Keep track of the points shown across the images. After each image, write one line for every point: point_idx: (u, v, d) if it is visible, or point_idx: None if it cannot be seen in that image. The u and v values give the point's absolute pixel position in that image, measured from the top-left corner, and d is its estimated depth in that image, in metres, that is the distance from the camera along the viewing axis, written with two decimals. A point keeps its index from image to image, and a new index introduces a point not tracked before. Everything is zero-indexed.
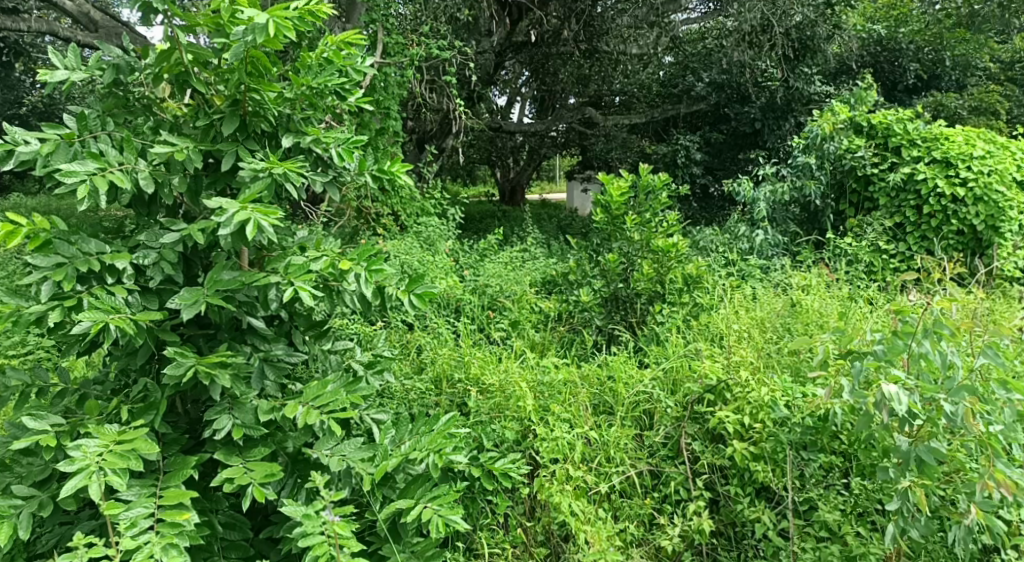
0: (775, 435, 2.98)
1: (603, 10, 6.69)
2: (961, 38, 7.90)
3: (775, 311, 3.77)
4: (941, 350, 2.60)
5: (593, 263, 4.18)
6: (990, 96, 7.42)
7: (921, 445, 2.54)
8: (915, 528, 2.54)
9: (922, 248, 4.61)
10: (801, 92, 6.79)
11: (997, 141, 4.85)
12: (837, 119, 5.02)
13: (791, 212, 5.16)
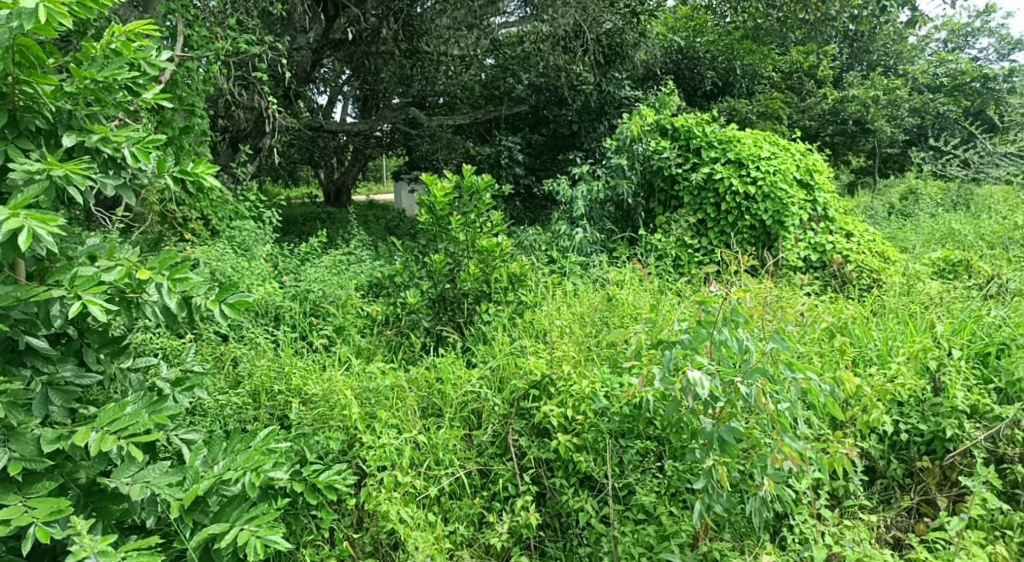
0: (596, 425, 3.12)
1: (422, 11, 6.60)
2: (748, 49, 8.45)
3: (593, 307, 3.94)
4: (738, 336, 2.83)
5: (419, 265, 4.16)
6: (775, 103, 8.24)
7: (723, 426, 2.75)
8: (719, 503, 2.78)
9: (722, 242, 4.97)
10: (613, 96, 7.27)
11: (780, 144, 5.33)
12: (645, 122, 5.38)
13: (607, 210, 5.42)
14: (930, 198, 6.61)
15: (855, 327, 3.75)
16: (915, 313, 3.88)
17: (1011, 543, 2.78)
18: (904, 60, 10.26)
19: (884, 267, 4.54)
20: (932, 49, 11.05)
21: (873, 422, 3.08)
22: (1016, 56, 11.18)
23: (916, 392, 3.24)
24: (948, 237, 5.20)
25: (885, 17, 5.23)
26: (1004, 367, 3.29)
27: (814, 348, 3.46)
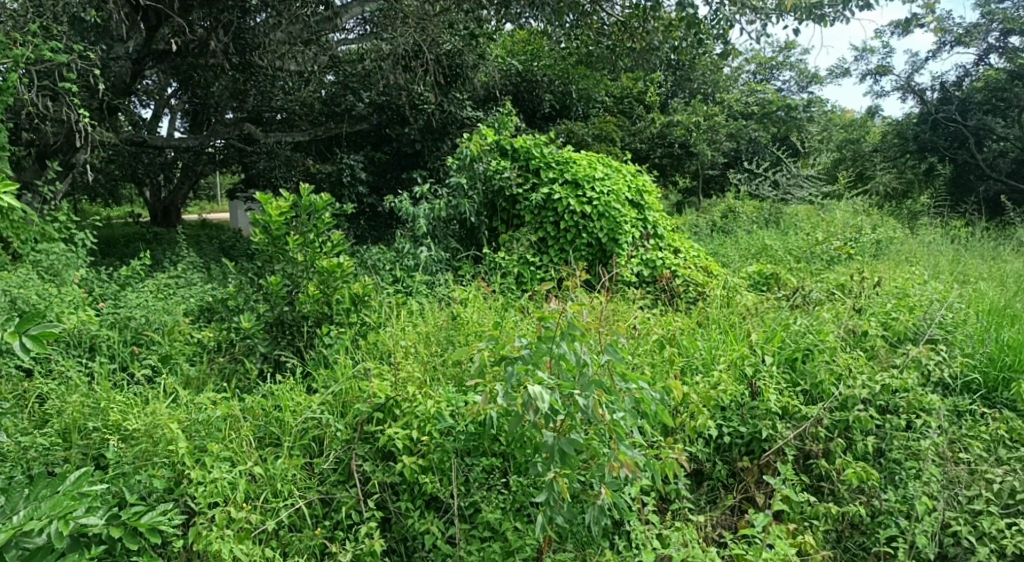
0: (441, 445, 3.11)
1: (254, 25, 6.35)
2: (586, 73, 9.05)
3: (438, 326, 3.94)
4: (575, 349, 2.93)
5: (254, 288, 3.97)
6: (608, 126, 8.69)
7: (563, 438, 2.84)
8: (560, 515, 2.85)
9: (561, 259, 5.13)
10: (454, 116, 7.45)
11: (612, 165, 5.61)
12: (484, 141, 5.46)
13: (451, 228, 5.45)
14: (746, 216, 7.21)
15: (683, 338, 4.01)
16: (735, 324, 4.20)
17: (817, 532, 3.07)
18: (720, 88, 11.14)
19: (706, 280, 4.88)
20: (745, 79, 12.12)
21: (699, 427, 3.30)
22: (814, 88, 12.46)
23: (736, 397, 3.50)
24: (762, 252, 5.68)
25: (701, 49, 5.66)
26: (808, 370, 3.64)
27: (645, 358, 3.68)
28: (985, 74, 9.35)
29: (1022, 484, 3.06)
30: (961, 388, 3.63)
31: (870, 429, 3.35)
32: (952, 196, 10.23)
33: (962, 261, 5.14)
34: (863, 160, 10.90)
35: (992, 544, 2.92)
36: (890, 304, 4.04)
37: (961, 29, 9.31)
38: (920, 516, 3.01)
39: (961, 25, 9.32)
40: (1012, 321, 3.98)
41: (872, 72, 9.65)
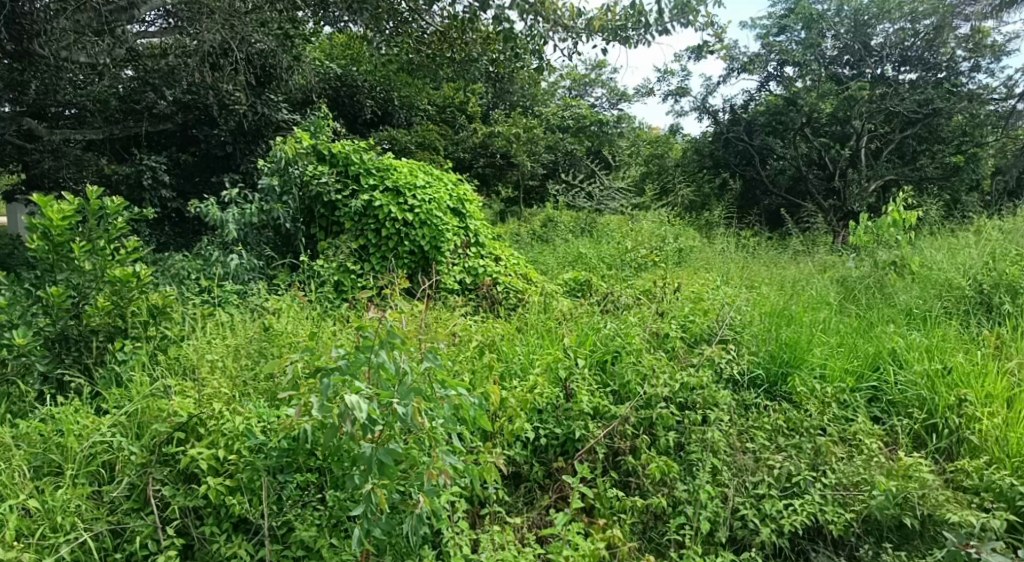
0: (252, 464, 2.94)
1: (33, 8, 5.65)
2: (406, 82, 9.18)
3: (249, 337, 3.74)
4: (395, 358, 2.89)
5: (32, 300, 3.55)
6: (431, 134, 8.79)
7: (381, 448, 2.78)
8: (378, 527, 2.80)
9: (383, 268, 5.06)
10: (269, 119, 7.23)
11: (433, 173, 5.63)
12: (300, 145, 5.28)
13: (264, 236, 5.26)
14: (564, 225, 7.53)
15: (502, 344, 4.08)
16: (551, 329, 4.35)
17: (624, 525, 3.23)
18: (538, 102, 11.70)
19: (526, 287, 5.03)
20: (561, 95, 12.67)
21: (516, 430, 3.40)
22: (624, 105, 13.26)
23: (551, 399, 3.62)
24: (578, 260, 5.95)
25: (518, 62, 5.88)
26: (617, 371, 3.85)
27: (465, 365, 3.70)
28: (765, 99, 10.45)
29: (797, 468, 3.38)
30: (748, 384, 4.00)
31: (671, 424, 3.59)
32: (740, 209, 11.30)
33: (748, 268, 5.68)
34: (666, 174, 11.77)
35: (773, 524, 3.20)
36: (688, 308, 4.38)
37: (745, 57, 10.50)
38: (705, 502, 3.27)
39: (746, 54, 10.52)
40: (789, 321, 4.44)
41: (672, 93, 10.42)
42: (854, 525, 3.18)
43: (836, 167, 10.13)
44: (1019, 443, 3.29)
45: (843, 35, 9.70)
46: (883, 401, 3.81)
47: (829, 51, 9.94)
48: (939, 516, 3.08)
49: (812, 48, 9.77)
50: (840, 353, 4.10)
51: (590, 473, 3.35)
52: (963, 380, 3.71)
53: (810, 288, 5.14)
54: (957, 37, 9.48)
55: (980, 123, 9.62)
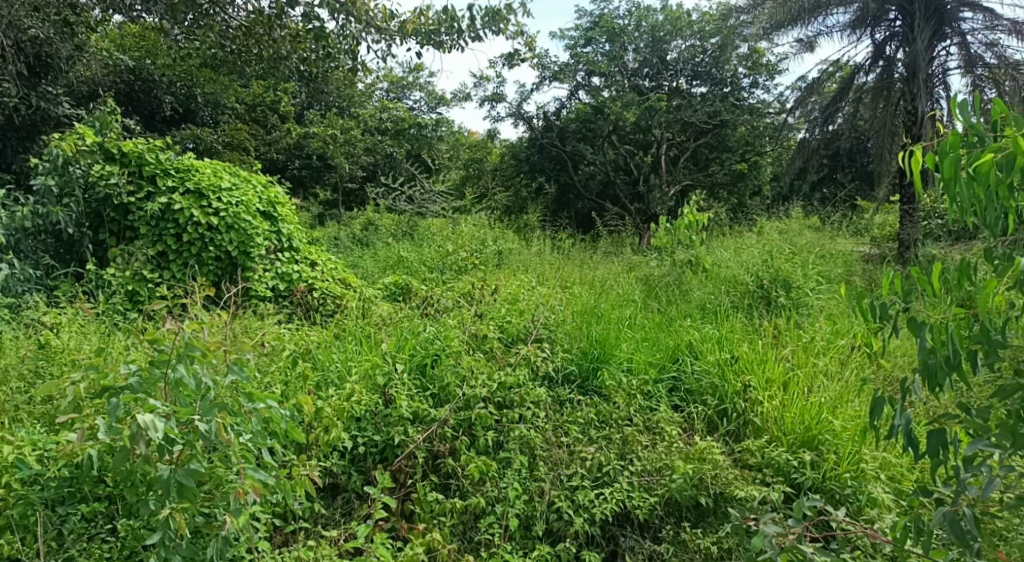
0: (25, 497, 2.66)
1: None
2: (209, 77, 8.78)
3: (23, 357, 3.36)
4: (196, 372, 2.62)
5: None
6: (240, 134, 8.51)
7: (181, 470, 2.54)
8: (177, 554, 2.59)
9: (184, 275, 4.73)
10: (47, 113, 6.70)
11: (240, 175, 5.36)
12: (82, 142, 4.82)
13: (42, 242, 4.77)
14: (384, 228, 7.44)
15: (318, 352, 3.96)
16: (369, 334, 4.28)
17: (444, 527, 3.17)
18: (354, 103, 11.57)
19: (344, 292, 4.89)
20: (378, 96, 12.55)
21: (332, 440, 3.24)
22: (442, 108, 13.35)
23: (370, 407, 3.54)
24: (398, 264, 5.90)
25: (330, 62, 5.71)
26: (436, 375, 3.85)
27: (276, 376, 3.53)
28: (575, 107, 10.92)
29: (607, 458, 3.52)
30: (562, 380, 4.15)
31: (490, 424, 3.61)
32: (555, 213, 11.72)
33: (562, 268, 5.92)
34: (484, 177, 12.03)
35: (586, 513, 3.28)
36: (505, 309, 4.49)
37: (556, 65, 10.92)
38: (513, 500, 3.28)
39: (557, 63, 10.93)
40: (599, 319, 4.66)
41: (489, 98, 10.62)
42: (657, 508, 3.35)
43: (640, 172, 10.73)
44: (793, 422, 3.65)
45: (643, 49, 10.46)
46: (682, 390, 4.11)
47: (631, 64, 10.65)
48: (729, 493, 3.31)
49: (616, 61, 10.52)
50: (645, 346, 4.37)
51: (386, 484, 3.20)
52: (748, 367, 4.08)
53: (617, 286, 5.43)
54: (739, 57, 10.64)
55: (759, 135, 10.78)
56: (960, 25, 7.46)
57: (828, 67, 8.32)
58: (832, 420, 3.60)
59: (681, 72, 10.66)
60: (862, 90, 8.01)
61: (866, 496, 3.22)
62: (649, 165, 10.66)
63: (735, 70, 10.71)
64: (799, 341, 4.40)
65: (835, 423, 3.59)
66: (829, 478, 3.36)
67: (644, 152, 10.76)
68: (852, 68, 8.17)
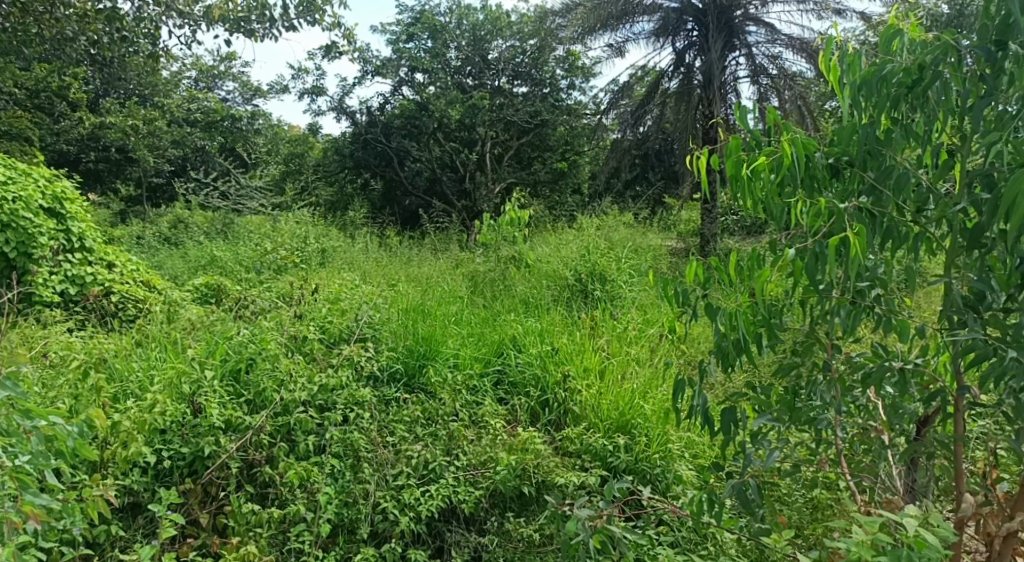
0: None
1: None
2: None
3: None
4: None
5: None
6: (20, 123, 7.71)
7: None
8: None
9: None
10: None
11: (17, 167, 4.82)
12: None
13: None
14: (197, 226, 7.01)
15: (115, 361, 3.66)
16: (176, 340, 4.01)
17: (261, 539, 3.00)
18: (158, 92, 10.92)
19: (147, 295, 4.55)
20: (186, 86, 11.80)
21: (131, 456, 3.02)
22: (258, 100, 12.78)
23: (176, 417, 3.31)
24: (211, 264, 5.57)
25: (127, 46, 5.29)
26: (251, 380, 3.66)
27: (63, 390, 3.22)
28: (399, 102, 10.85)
29: (432, 455, 3.51)
30: (388, 379, 4.09)
31: (310, 428, 3.49)
32: (381, 209, 11.63)
33: (386, 266, 5.86)
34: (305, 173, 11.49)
35: (411, 512, 3.24)
36: (326, 309, 4.38)
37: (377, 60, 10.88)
38: (325, 505, 3.17)
39: (378, 58, 10.86)
40: (423, 316, 4.65)
41: (308, 91, 10.28)
42: (482, 501, 3.38)
43: (465, 170, 10.88)
44: (609, 408, 3.84)
45: (464, 47, 10.65)
46: (505, 383, 4.21)
47: (454, 61, 10.74)
48: (550, 481, 3.41)
49: (438, 57, 10.57)
50: (469, 341, 4.42)
51: (173, 498, 2.96)
52: (567, 358, 4.25)
53: (442, 283, 5.45)
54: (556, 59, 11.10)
55: (577, 135, 11.27)
56: (746, 37, 8.24)
57: (637, 72, 8.87)
58: (643, 405, 3.83)
59: (503, 72, 10.90)
60: (667, 94, 8.60)
61: (674, 474, 3.45)
62: (474, 162, 10.81)
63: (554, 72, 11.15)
64: (613, 331, 4.65)
65: (645, 407, 3.82)
66: (641, 460, 3.56)
67: (469, 149, 10.86)
68: (658, 74, 8.74)
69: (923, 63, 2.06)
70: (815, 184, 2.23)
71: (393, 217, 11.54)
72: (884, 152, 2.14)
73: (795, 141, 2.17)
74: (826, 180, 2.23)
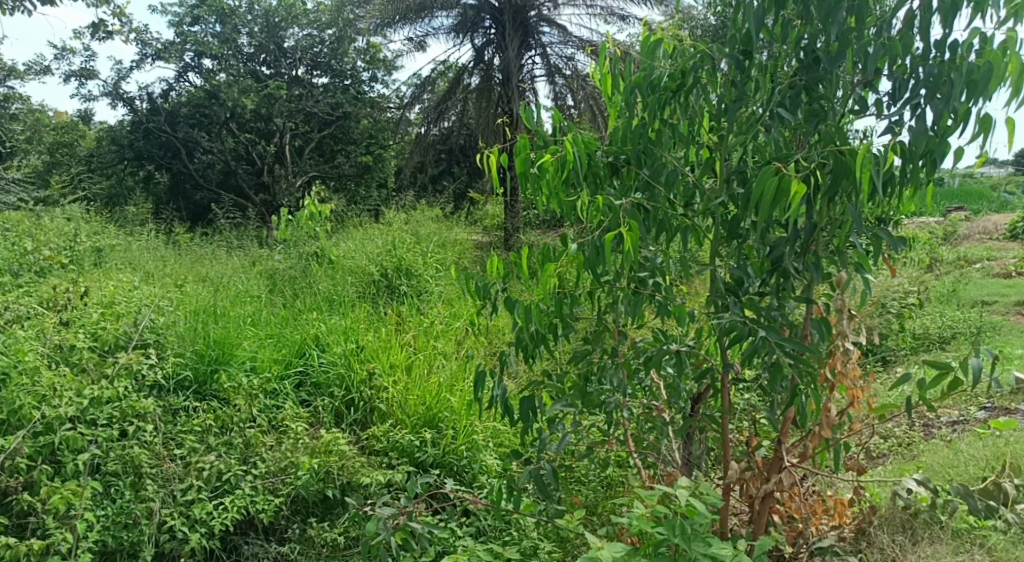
0: None
1: None
2: None
3: None
4: None
5: None
6: None
7: None
8: None
9: None
10: None
11: None
12: None
13: None
14: None
15: None
16: None
17: None
18: None
19: None
20: None
21: None
22: (14, 81, 11.34)
23: None
24: None
25: None
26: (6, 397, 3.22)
27: None
28: (186, 91, 10.40)
29: (227, 465, 3.29)
30: (175, 387, 3.80)
31: (80, 446, 3.13)
32: (168, 202, 11.12)
33: (172, 265, 5.44)
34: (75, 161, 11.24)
35: (202, 528, 3.02)
36: (98, 314, 3.95)
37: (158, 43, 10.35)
38: (87, 532, 2.85)
39: (159, 41, 10.39)
40: (215, 318, 4.37)
41: (77, 74, 9.27)
42: (283, 508, 3.23)
43: (263, 162, 10.85)
44: (416, 403, 3.81)
45: (257, 33, 10.55)
46: (308, 384, 4.05)
47: (246, 48, 10.64)
48: (355, 481, 3.32)
49: (228, 43, 10.41)
50: (267, 344, 4.21)
51: None
52: (372, 355, 4.17)
53: (236, 282, 5.15)
54: (357, 51, 11.26)
55: (381, 128, 11.50)
56: (541, 37, 8.60)
57: (438, 67, 8.93)
58: (450, 398, 3.84)
59: (301, 62, 10.99)
60: (469, 90, 8.73)
61: (480, 464, 3.50)
62: (272, 155, 10.82)
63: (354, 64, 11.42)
64: (419, 326, 4.66)
65: (452, 400, 3.84)
66: (448, 453, 3.57)
67: (266, 140, 10.82)
68: (459, 70, 8.87)
69: (686, 69, 2.23)
70: (597, 181, 2.34)
71: (179, 212, 11.08)
72: (656, 151, 2.28)
73: (577, 141, 2.26)
74: (607, 178, 2.35)
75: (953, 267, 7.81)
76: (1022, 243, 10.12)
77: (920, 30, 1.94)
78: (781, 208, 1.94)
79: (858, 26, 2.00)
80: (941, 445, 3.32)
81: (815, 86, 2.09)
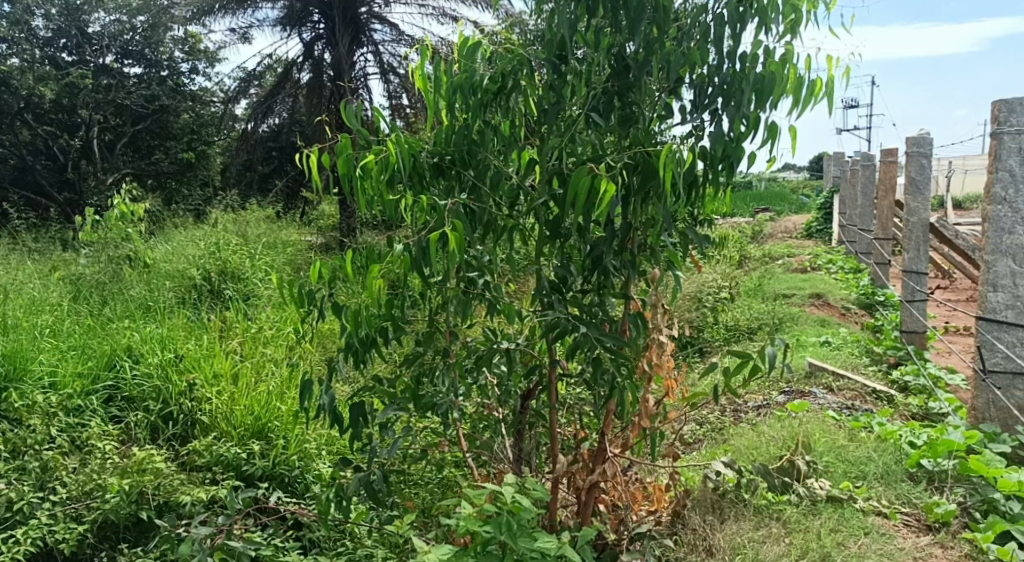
0: None
1: None
2: None
3: None
4: None
5: None
6: None
7: None
8: None
9: None
10: None
11: None
12: None
13: None
14: None
15: None
16: None
17: None
18: None
19: None
20: None
21: None
22: None
23: None
24: None
25: None
26: None
27: None
28: None
29: (19, 493, 2.97)
30: None
31: None
32: None
33: None
34: None
35: None
36: None
37: None
38: None
39: None
40: (6, 331, 3.94)
41: None
42: (88, 537, 2.92)
43: (66, 158, 10.42)
44: (243, 413, 3.59)
45: (55, 16, 10.12)
46: (119, 399, 3.74)
47: (41, 32, 10.18)
48: (173, 501, 3.05)
49: (18, 25, 9.91)
50: (69, 356, 3.85)
51: None
52: (193, 364, 3.90)
53: (33, 289, 4.69)
54: (174, 40, 11.15)
55: (203, 123, 11.45)
56: (373, 35, 8.47)
57: (267, 61, 8.59)
58: (280, 406, 3.64)
59: (108, 49, 10.66)
60: (298, 86, 8.43)
61: (313, 474, 3.34)
62: (77, 149, 10.41)
63: (172, 54, 11.19)
64: (246, 332, 4.43)
65: (282, 409, 3.64)
66: (278, 464, 3.38)
67: (69, 135, 10.40)
68: (287, 64, 8.56)
69: (506, 72, 2.28)
70: (422, 182, 2.29)
71: None
72: (480, 152, 2.28)
73: (401, 141, 2.20)
74: (432, 178, 2.31)
75: (759, 263, 8.57)
76: (817, 240, 11.28)
77: (714, 42, 2.08)
78: (595, 209, 2.00)
79: (661, 35, 2.13)
80: (747, 428, 3.60)
81: (626, 92, 2.20)
